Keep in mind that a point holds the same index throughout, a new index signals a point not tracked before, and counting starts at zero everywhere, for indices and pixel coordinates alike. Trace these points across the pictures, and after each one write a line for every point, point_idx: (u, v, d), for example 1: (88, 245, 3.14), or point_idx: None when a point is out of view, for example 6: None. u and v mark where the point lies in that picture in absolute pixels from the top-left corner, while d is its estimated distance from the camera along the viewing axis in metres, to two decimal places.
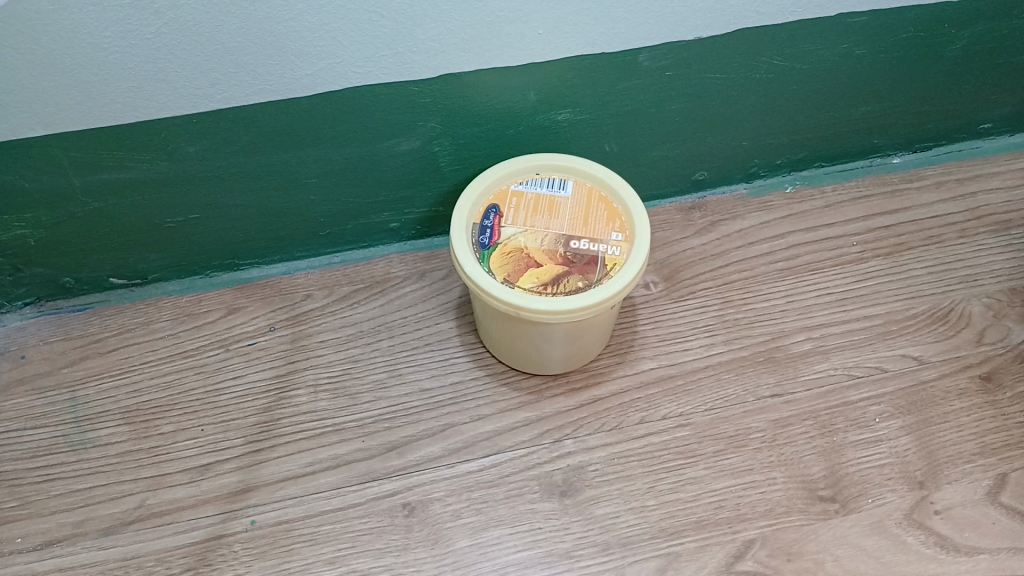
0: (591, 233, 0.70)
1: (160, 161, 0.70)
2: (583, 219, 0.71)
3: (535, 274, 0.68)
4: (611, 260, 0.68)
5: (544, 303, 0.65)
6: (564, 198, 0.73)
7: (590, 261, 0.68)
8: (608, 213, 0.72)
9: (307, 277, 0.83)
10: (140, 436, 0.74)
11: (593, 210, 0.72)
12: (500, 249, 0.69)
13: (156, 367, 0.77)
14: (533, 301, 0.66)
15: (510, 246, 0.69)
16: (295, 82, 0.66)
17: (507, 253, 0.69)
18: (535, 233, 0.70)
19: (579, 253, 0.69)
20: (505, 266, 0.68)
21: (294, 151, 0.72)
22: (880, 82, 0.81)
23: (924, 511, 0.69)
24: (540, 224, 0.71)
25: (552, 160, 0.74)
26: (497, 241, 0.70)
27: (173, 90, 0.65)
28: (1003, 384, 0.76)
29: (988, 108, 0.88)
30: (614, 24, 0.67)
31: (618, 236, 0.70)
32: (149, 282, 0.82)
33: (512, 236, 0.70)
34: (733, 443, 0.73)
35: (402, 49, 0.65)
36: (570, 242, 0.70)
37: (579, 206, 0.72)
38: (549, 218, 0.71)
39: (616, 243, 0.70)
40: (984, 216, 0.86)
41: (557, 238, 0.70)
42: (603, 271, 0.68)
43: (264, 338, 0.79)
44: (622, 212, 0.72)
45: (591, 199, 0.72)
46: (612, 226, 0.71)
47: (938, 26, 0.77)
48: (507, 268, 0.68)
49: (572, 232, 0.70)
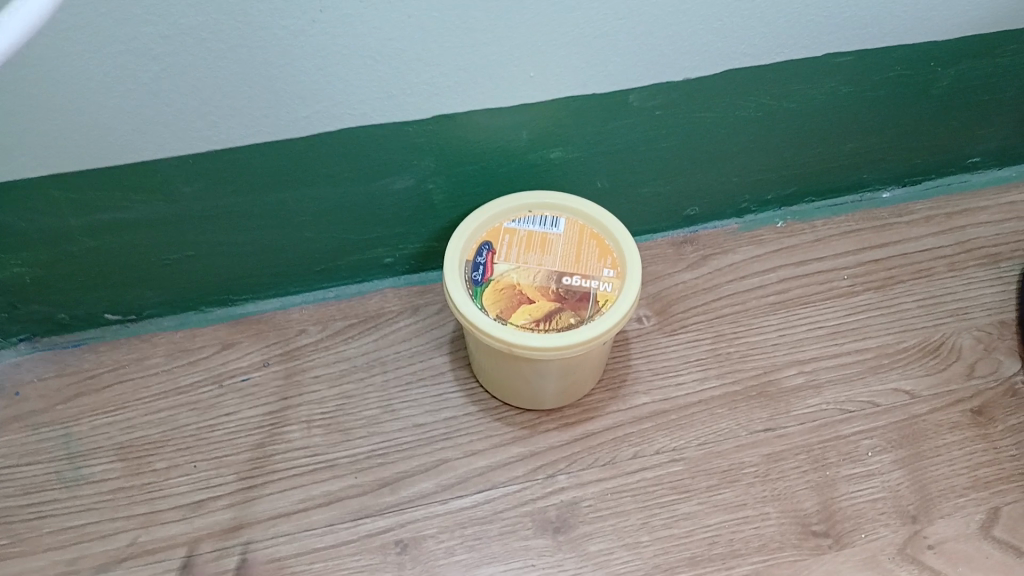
0: (582, 270, 0.71)
1: (157, 200, 0.71)
2: (575, 255, 0.72)
3: (527, 311, 0.68)
4: (603, 296, 0.69)
5: (535, 339, 0.66)
6: (557, 235, 0.73)
7: (582, 298, 0.69)
8: (600, 249, 0.72)
9: (301, 311, 0.83)
10: (133, 473, 0.74)
11: (584, 247, 0.72)
12: (492, 285, 0.70)
13: (149, 404, 0.78)
14: (525, 337, 0.66)
15: (502, 282, 0.70)
16: (291, 125, 0.67)
17: (500, 290, 0.69)
18: (528, 270, 0.71)
19: (570, 290, 0.69)
20: (497, 302, 0.69)
21: (290, 190, 0.73)
22: (868, 119, 0.82)
23: (917, 545, 0.69)
24: (532, 261, 0.71)
25: (544, 198, 0.75)
26: (490, 277, 0.70)
27: (171, 133, 0.66)
28: (995, 418, 0.76)
29: (975, 144, 0.89)
30: (604, 66, 0.68)
31: (609, 272, 0.71)
32: (144, 318, 0.82)
33: (505, 272, 0.71)
34: (726, 478, 0.73)
35: (397, 92, 0.66)
36: (562, 279, 0.70)
37: (571, 243, 0.73)
38: (542, 254, 0.72)
39: (609, 279, 0.70)
40: (974, 249, 0.87)
41: (549, 274, 0.70)
42: (594, 307, 0.68)
43: (258, 374, 0.79)
44: (613, 248, 0.72)
45: (583, 235, 0.73)
46: (603, 262, 0.71)
47: (922, 64, 0.78)
48: (500, 305, 0.68)
49: (564, 268, 0.71)
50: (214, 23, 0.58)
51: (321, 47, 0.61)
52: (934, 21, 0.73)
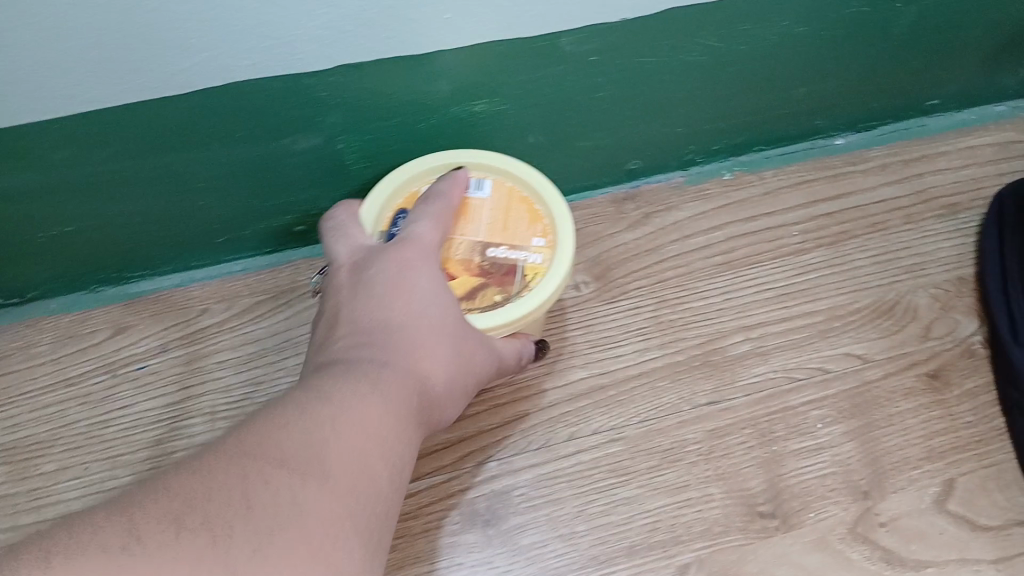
0: (510, 239, 0.64)
1: (20, 171, 0.62)
2: (501, 224, 0.65)
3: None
4: (532, 269, 0.62)
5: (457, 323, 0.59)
6: (482, 199, 0.66)
7: (509, 272, 0.62)
8: (529, 215, 0.65)
9: (205, 287, 0.76)
10: (16, 479, 0.67)
11: (512, 212, 0.65)
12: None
13: (34, 399, 0.70)
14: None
15: None
16: (168, 79, 0.58)
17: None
18: (449, 240, 0.63)
19: (497, 264, 0.63)
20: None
21: (177, 153, 0.65)
22: (822, 63, 0.75)
23: (868, 523, 0.65)
24: (453, 230, 0.64)
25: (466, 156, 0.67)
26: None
27: (22, 92, 0.56)
28: (951, 382, 0.72)
29: (936, 85, 0.82)
30: (529, 6, 0.59)
31: (539, 241, 0.64)
32: (28, 300, 0.74)
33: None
34: (667, 458, 0.68)
35: (288, 40, 0.57)
36: (487, 250, 0.63)
37: (497, 208, 0.65)
38: (465, 222, 0.64)
39: (539, 250, 0.63)
40: (931, 199, 0.82)
41: (472, 245, 0.63)
42: (523, 283, 0.62)
43: (154, 361, 0.72)
44: (544, 213, 0.65)
45: (511, 198, 0.66)
46: (533, 230, 0.64)
47: (885, 2, 0.69)
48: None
49: (490, 238, 0.64)
50: None
51: None
52: None
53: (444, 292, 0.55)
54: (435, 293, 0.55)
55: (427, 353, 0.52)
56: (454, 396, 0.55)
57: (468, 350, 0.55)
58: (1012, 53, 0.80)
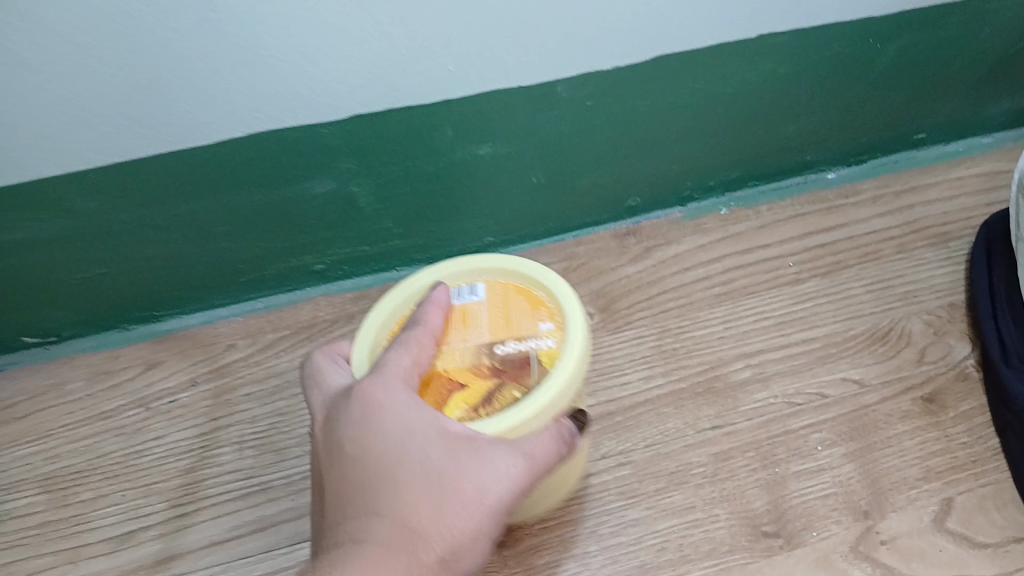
0: (515, 332, 0.56)
1: (57, 221, 0.66)
2: (501, 318, 0.57)
3: (461, 399, 0.53)
4: (548, 353, 0.54)
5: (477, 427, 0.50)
6: (478, 302, 0.59)
7: (523, 363, 0.54)
8: (530, 303, 0.58)
9: (229, 324, 0.80)
10: (58, 505, 0.71)
11: (512, 307, 0.58)
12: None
13: (72, 431, 0.75)
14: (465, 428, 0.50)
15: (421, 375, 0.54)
16: (192, 131, 0.63)
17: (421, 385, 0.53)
18: (450, 352, 0.55)
19: (507, 359, 0.55)
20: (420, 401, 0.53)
21: (200, 199, 0.68)
22: (809, 101, 0.79)
23: (870, 542, 0.67)
24: (455, 340, 0.56)
25: (454, 265, 0.61)
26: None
27: (60, 146, 0.61)
28: (946, 405, 0.74)
29: (921, 119, 0.86)
30: (528, 58, 0.65)
31: (548, 326, 0.56)
32: (64, 339, 0.79)
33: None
34: (673, 481, 0.71)
35: (304, 92, 0.62)
36: (495, 348, 0.55)
37: (494, 307, 0.58)
38: (466, 329, 0.57)
39: (549, 334, 0.56)
40: (922, 229, 0.85)
41: (478, 350, 0.55)
42: (541, 369, 0.53)
43: (185, 395, 0.77)
44: (547, 297, 0.58)
45: (509, 293, 0.59)
46: (540, 317, 0.57)
47: (862, 41, 0.74)
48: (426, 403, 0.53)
49: (494, 337, 0.56)
50: (91, 21, 0.54)
51: (218, 48, 0.57)
52: None
53: (434, 423, 0.47)
54: (426, 428, 0.47)
55: (443, 492, 0.45)
56: (494, 527, 0.46)
57: (491, 469, 0.46)
58: (991, 85, 0.84)
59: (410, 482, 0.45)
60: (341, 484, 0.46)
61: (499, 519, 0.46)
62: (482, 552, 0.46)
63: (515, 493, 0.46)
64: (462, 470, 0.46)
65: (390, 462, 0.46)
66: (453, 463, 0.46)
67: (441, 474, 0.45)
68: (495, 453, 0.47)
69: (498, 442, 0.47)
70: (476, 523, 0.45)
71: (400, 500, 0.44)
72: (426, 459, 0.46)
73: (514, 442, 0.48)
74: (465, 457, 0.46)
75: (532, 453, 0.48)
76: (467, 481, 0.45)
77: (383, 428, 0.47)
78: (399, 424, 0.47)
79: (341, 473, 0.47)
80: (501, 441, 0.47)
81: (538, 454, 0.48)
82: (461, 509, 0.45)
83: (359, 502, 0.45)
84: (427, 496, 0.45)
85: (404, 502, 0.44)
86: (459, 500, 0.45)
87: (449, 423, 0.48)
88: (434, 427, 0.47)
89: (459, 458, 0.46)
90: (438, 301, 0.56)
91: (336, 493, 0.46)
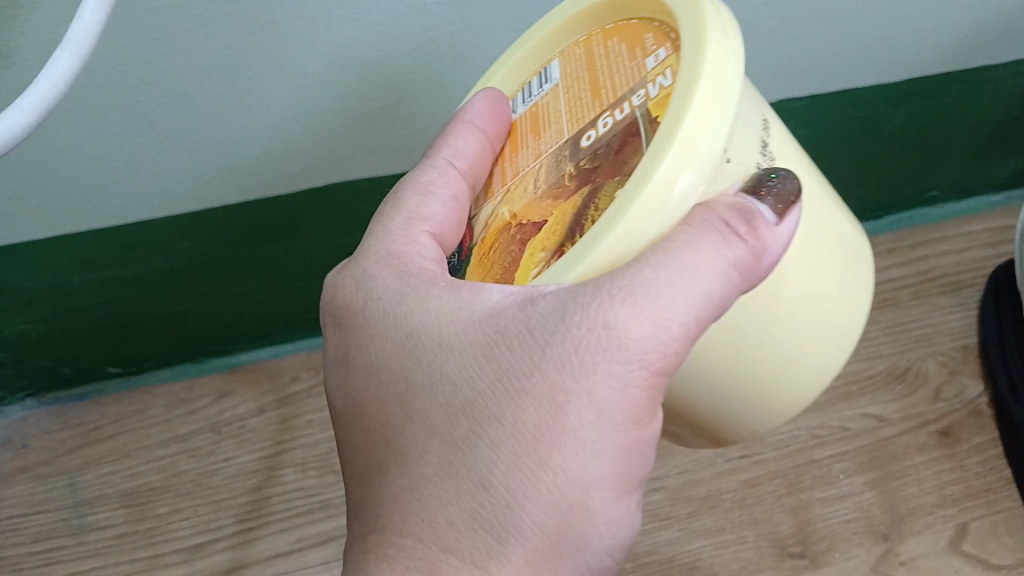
0: (613, 99, 0.42)
1: (156, 259, 0.74)
2: (588, 85, 0.45)
3: (538, 244, 0.42)
4: (660, 103, 0.39)
5: (568, 266, 0.37)
6: (551, 89, 0.48)
7: (623, 143, 0.40)
8: (631, 44, 0.44)
9: (294, 358, 0.89)
10: (136, 519, 0.81)
11: (602, 66, 0.45)
12: (480, 245, 0.47)
13: (150, 452, 0.84)
14: (553, 276, 0.38)
15: (492, 234, 0.46)
16: (280, 179, 0.69)
17: (488, 249, 0.46)
18: (523, 179, 0.46)
19: (598, 145, 0.41)
20: (490, 266, 0.45)
21: (282, 243, 0.76)
22: (827, 160, 0.86)
23: (890, 562, 0.73)
24: (526, 161, 0.47)
25: (519, 51, 0.53)
26: (471, 234, 0.49)
27: (164, 192, 0.68)
28: (961, 438, 0.79)
29: (933, 178, 0.93)
30: None
31: (662, 55, 0.41)
32: (145, 370, 0.87)
33: (490, 212, 0.48)
34: (704, 505, 0.77)
35: (378, 149, 0.68)
36: (583, 141, 0.42)
37: (573, 81, 0.47)
38: (538, 137, 0.47)
39: (665, 64, 0.40)
40: (936, 278, 0.91)
41: (553, 157, 0.44)
42: (652, 127, 0.38)
43: (253, 421, 0.86)
44: (654, 18, 0.43)
45: (596, 50, 0.47)
46: (642, 56, 0.43)
47: (874, 107, 0.80)
48: (498, 272, 0.44)
49: (579, 124, 0.44)
50: (205, 89, 0.59)
51: (305, 107, 0.63)
52: (885, 60, 0.75)
53: (456, 316, 0.39)
54: (437, 333, 0.39)
55: (487, 421, 0.36)
56: (618, 439, 0.35)
57: (564, 358, 0.35)
58: (995, 149, 0.91)
59: (443, 419, 0.37)
60: (360, 431, 0.41)
61: (622, 418, 0.35)
62: (611, 467, 0.36)
63: (663, 347, 0.34)
64: (539, 358, 0.35)
65: (405, 394, 0.39)
66: (491, 370, 0.36)
67: (476, 398, 0.37)
68: (560, 335, 0.35)
69: (584, 300, 0.34)
70: (572, 441, 0.35)
71: (438, 442, 0.37)
72: (450, 380, 0.37)
73: (590, 305, 0.34)
74: (507, 360, 0.36)
75: (659, 314, 0.34)
76: (514, 398, 0.35)
77: (388, 342, 0.41)
78: (401, 330, 0.40)
79: (357, 417, 0.41)
80: (586, 292, 0.35)
81: (674, 312, 0.34)
82: (525, 437, 0.35)
83: (394, 453, 0.38)
84: (465, 429, 0.36)
85: (445, 447, 0.37)
86: (516, 424, 0.35)
87: (481, 304, 0.38)
88: (465, 313, 0.38)
89: (500, 363, 0.36)
90: (473, 114, 0.51)
91: (355, 456, 0.41)
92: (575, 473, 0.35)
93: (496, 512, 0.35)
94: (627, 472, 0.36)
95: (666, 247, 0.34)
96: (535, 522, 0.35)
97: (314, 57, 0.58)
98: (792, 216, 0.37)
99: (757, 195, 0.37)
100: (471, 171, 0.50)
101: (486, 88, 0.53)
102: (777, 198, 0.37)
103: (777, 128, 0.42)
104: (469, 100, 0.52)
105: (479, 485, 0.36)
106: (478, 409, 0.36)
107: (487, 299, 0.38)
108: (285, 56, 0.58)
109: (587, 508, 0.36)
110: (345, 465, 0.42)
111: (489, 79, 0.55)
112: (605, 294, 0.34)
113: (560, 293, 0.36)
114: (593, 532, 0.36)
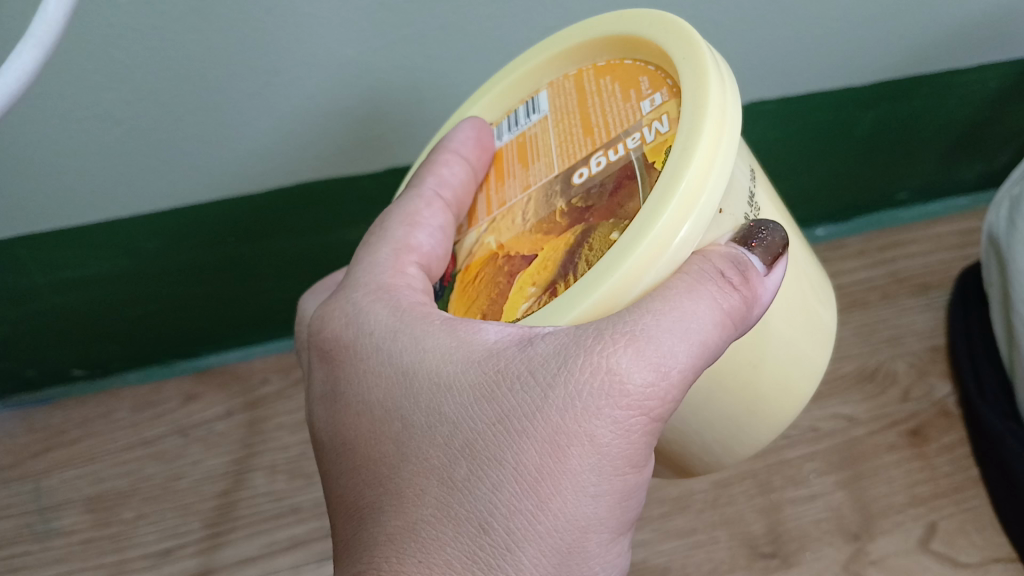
0: (606, 138, 0.43)
1: (121, 259, 0.73)
2: (580, 121, 0.45)
3: (527, 278, 0.42)
4: (656, 149, 0.39)
5: (565, 307, 0.37)
6: (540, 120, 0.49)
7: (618, 186, 0.40)
8: (623, 83, 0.45)
9: (263, 360, 0.89)
10: (102, 523, 0.80)
11: (593, 104, 0.46)
12: (464, 275, 0.47)
13: (115, 456, 0.83)
14: (550, 316, 0.38)
15: (477, 268, 0.46)
16: (249, 180, 0.68)
17: (473, 278, 0.46)
18: (510, 211, 0.47)
19: (591, 185, 0.42)
20: (475, 296, 0.45)
21: (250, 243, 0.75)
22: (798, 164, 0.87)
23: (861, 561, 0.74)
24: (514, 192, 0.47)
25: (504, 81, 0.53)
26: (456, 262, 0.49)
27: (133, 193, 0.67)
28: (930, 438, 0.80)
29: (902, 180, 0.94)
30: None
31: (658, 99, 0.41)
32: (110, 372, 0.87)
33: (474, 241, 0.48)
34: (676, 505, 0.78)
35: (349, 147, 0.67)
36: (574, 177, 0.43)
37: (562, 115, 0.47)
38: (526, 169, 0.48)
39: (661, 110, 0.41)
40: (905, 279, 0.92)
41: (543, 192, 0.45)
42: (649, 173, 0.39)
43: (222, 423, 0.85)
44: (648, 61, 0.44)
45: (587, 86, 0.47)
46: (636, 98, 0.43)
47: (843, 108, 0.80)
48: (483, 302, 0.44)
49: (570, 160, 0.44)
50: (172, 87, 0.58)
51: (276, 107, 0.62)
52: (853, 63, 0.75)
53: (452, 357, 0.37)
54: (434, 373, 0.37)
55: (487, 462, 0.34)
56: (617, 483, 0.34)
57: (567, 402, 0.33)
58: (964, 151, 0.91)
59: (440, 460, 0.35)
60: (349, 469, 0.39)
61: (622, 463, 0.34)
62: (608, 510, 0.35)
63: (664, 390, 0.33)
64: (539, 397, 0.34)
65: (400, 434, 0.37)
66: (491, 411, 0.35)
67: (476, 438, 0.35)
68: (562, 377, 0.34)
69: (587, 344, 0.33)
70: (572, 484, 0.33)
71: (436, 483, 0.35)
72: (449, 421, 0.36)
73: (594, 350, 0.33)
74: (508, 401, 0.35)
75: (661, 361, 0.33)
76: (515, 440, 0.34)
77: (382, 379, 0.39)
78: (396, 367, 0.39)
79: (346, 455, 0.40)
80: (588, 336, 0.34)
81: (674, 359, 0.33)
82: (526, 479, 0.34)
83: (389, 494, 0.36)
84: (465, 470, 0.35)
85: (442, 488, 0.35)
86: (517, 465, 0.34)
87: (478, 345, 0.37)
88: (460, 351, 0.37)
89: (500, 404, 0.35)
90: (458, 143, 0.51)
91: (343, 497, 0.39)
92: (574, 516, 0.34)
93: (494, 556, 0.34)
94: (622, 515, 0.35)
95: (666, 294, 0.34)
96: (534, 566, 0.34)
97: (287, 55, 0.58)
98: (778, 267, 0.38)
99: (747, 246, 0.37)
100: (456, 202, 0.50)
101: (469, 116, 0.53)
102: (767, 249, 0.38)
103: (761, 181, 0.44)
104: (453, 129, 0.53)
105: (477, 527, 0.34)
106: (479, 450, 0.35)
107: (484, 340, 0.37)
108: (255, 54, 0.57)
109: (585, 551, 0.34)
110: (331, 506, 0.40)
111: (470, 107, 0.55)
112: (607, 338, 0.33)
113: (560, 337, 0.35)
114: (588, 574, 0.35)
